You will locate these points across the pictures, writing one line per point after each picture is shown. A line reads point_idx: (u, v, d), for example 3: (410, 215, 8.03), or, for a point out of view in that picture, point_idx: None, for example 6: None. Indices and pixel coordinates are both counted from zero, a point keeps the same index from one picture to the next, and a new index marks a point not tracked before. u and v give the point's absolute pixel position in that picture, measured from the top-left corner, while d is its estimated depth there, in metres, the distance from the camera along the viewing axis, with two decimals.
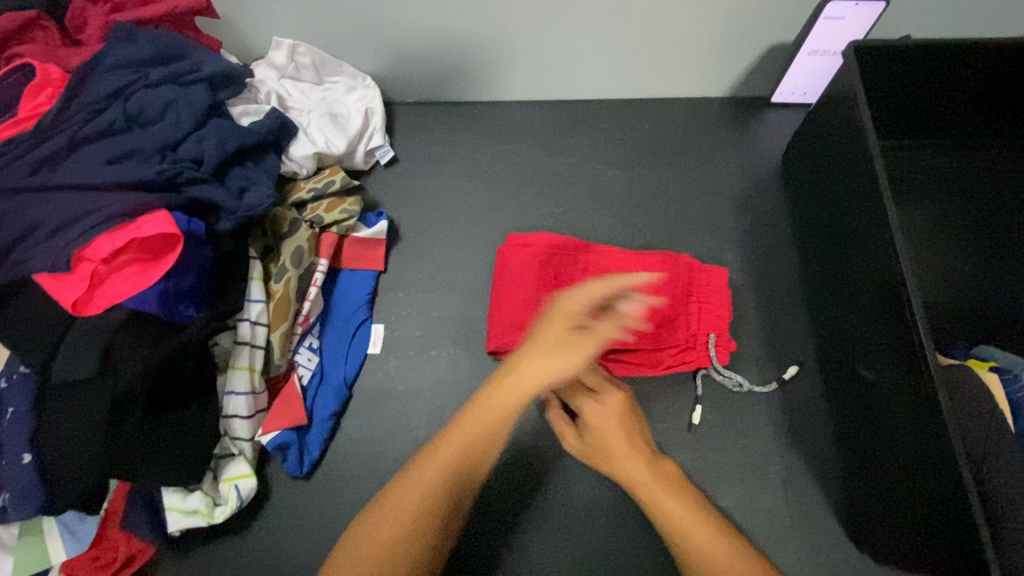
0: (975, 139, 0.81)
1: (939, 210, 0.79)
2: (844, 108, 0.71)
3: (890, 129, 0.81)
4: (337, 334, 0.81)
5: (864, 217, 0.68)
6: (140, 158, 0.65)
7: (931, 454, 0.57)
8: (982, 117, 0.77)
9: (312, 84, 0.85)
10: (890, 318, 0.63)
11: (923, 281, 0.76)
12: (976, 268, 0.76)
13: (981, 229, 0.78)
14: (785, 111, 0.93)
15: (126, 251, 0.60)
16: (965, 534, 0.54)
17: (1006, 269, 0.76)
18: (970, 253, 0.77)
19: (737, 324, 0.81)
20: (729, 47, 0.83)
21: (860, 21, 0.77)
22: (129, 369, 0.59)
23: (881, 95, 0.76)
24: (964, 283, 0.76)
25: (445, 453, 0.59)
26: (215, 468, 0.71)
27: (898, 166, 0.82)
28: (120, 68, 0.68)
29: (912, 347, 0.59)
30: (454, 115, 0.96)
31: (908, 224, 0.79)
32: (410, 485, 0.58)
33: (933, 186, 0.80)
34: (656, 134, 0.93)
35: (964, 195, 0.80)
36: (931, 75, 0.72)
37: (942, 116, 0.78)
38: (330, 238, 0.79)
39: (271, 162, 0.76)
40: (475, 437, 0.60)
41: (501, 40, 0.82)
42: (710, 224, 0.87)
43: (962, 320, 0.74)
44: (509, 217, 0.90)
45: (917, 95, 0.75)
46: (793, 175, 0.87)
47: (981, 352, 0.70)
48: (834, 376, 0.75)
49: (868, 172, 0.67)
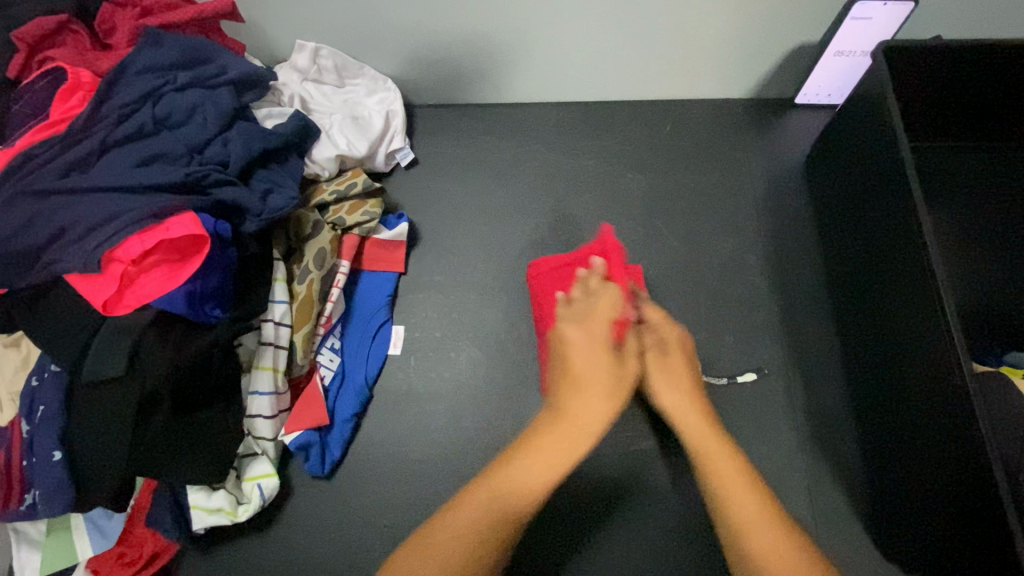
0: (1009, 140, 0.79)
1: (970, 213, 0.78)
2: (873, 109, 0.70)
3: (920, 131, 0.80)
4: (358, 335, 0.81)
5: (893, 221, 0.67)
6: (168, 160, 0.66)
7: (963, 463, 0.56)
8: (1016, 119, 0.76)
9: (334, 87, 0.86)
10: (920, 324, 0.62)
11: (955, 285, 0.75)
12: (1011, 274, 0.75)
13: (1015, 233, 0.76)
14: (808, 113, 0.92)
15: (155, 252, 0.61)
16: (998, 545, 0.53)
17: None
18: (1005, 259, 0.75)
19: (759, 328, 0.80)
20: (752, 48, 0.82)
21: (887, 21, 0.76)
22: (157, 368, 0.60)
23: (912, 95, 0.74)
24: (998, 287, 0.74)
25: (524, 478, 0.52)
26: (238, 467, 0.72)
27: (930, 169, 0.80)
28: (149, 72, 0.69)
29: (947, 357, 0.58)
30: (473, 117, 0.96)
31: (939, 227, 0.78)
32: (472, 514, 0.51)
33: (965, 189, 0.79)
34: (677, 135, 0.92)
35: (997, 198, 0.78)
36: (965, 75, 0.71)
37: (975, 117, 0.77)
38: (352, 240, 0.80)
39: (294, 164, 0.76)
40: (555, 462, 0.53)
41: (524, 42, 0.82)
42: (733, 227, 0.87)
43: (995, 326, 0.73)
44: (528, 220, 0.90)
45: (950, 95, 0.74)
46: (817, 179, 0.86)
47: (1015, 360, 0.68)
48: (860, 381, 0.74)
49: (897, 175, 0.66)
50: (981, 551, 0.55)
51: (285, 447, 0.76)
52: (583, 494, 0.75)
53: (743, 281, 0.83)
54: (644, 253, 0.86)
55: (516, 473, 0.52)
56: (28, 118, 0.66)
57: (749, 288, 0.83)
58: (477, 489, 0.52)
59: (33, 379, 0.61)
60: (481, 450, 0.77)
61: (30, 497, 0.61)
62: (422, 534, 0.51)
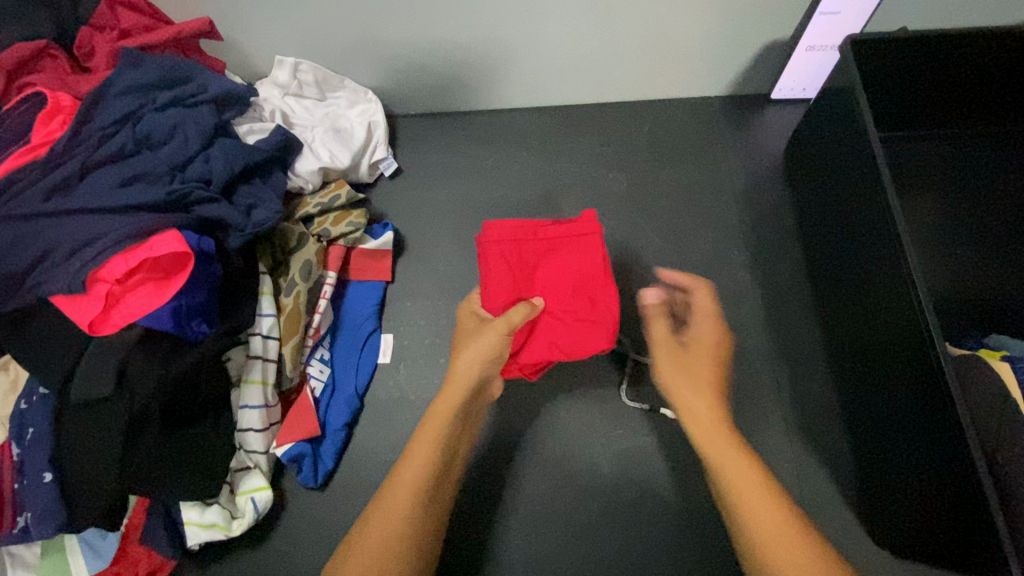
0: (978, 125, 0.81)
1: (944, 199, 0.79)
2: (843, 103, 0.71)
3: (892, 122, 0.81)
4: (347, 345, 0.82)
5: (869, 211, 0.68)
6: (150, 179, 0.66)
7: (943, 447, 0.57)
8: (984, 104, 0.77)
9: (315, 100, 0.86)
10: (897, 313, 0.63)
11: (931, 271, 0.76)
12: (984, 258, 0.76)
13: (988, 217, 0.78)
14: (785, 107, 0.94)
15: (139, 271, 0.61)
16: (982, 527, 0.53)
17: (1016, 257, 0.75)
18: (978, 244, 0.77)
19: (744, 322, 0.81)
20: (725, 47, 0.84)
21: (855, 15, 0.78)
22: (146, 386, 0.60)
23: (879, 86, 0.76)
24: (974, 271, 0.75)
25: (419, 452, 0.58)
26: (231, 482, 0.72)
27: (902, 159, 0.81)
28: (129, 92, 0.69)
29: (924, 343, 0.59)
30: (455, 124, 0.97)
31: (914, 216, 0.79)
32: (393, 488, 0.56)
33: (938, 177, 0.80)
34: (656, 135, 0.93)
35: (969, 183, 0.79)
36: (929, 63, 0.72)
37: (942, 104, 0.78)
38: (337, 251, 0.81)
39: (277, 178, 0.77)
40: (439, 433, 0.59)
41: (501, 50, 0.83)
42: (714, 222, 0.88)
43: (972, 309, 0.74)
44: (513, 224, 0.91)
45: (917, 83, 0.75)
46: (795, 171, 0.87)
47: (994, 342, 0.69)
48: (843, 371, 0.75)
49: (870, 166, 0.67)
50: (968, 534, 0.56)
51: (278, 459, 0.76)
52: (576, 493, 0.76)
53: (725, 276, 0.84)
54: (629, 252, 0.87)
55: (416, 449, 0.58)
56: (9, 143, 0.66)
57: (732, 282, 0.84)
58: (400, 466, 0.57)
59: (22, 402, 0.61)
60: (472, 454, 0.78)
61: (22, 520, 0.61)
62: (370, 512, 0.56)
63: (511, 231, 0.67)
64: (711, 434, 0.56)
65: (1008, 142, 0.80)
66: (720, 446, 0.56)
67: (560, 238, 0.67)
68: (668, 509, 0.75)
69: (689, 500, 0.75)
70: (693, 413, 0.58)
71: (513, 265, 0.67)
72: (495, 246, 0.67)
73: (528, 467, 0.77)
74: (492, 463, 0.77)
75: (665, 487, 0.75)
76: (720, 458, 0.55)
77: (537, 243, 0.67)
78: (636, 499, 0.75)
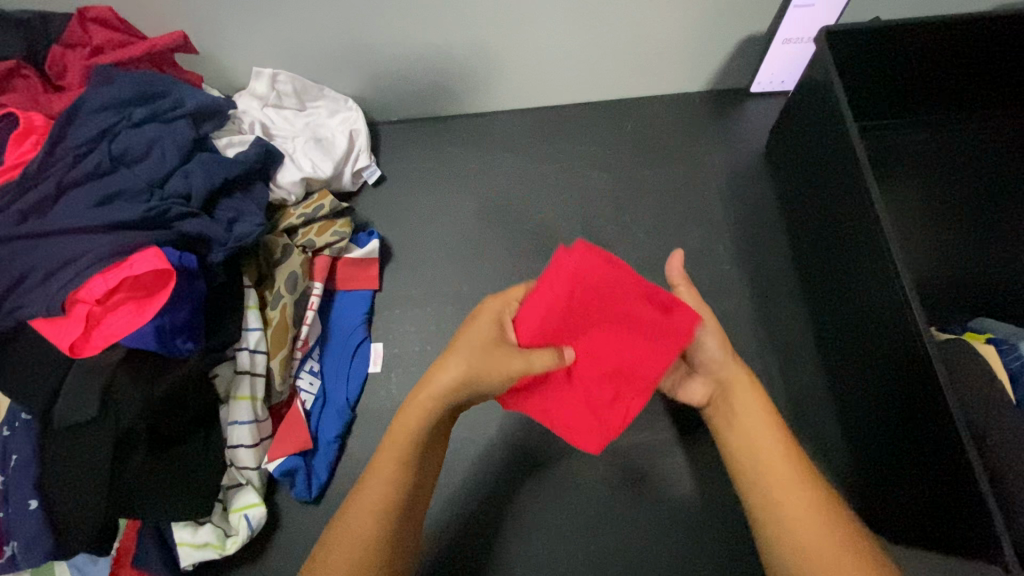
0: (953, 111, 0.81)
1: (924, 186, 0.80)
2: (822, 94, 0.71)
3: (871, 110, 0.81)
4: (337, 356, 0.81)
5: (851, 201, 0.68)
6: (128, 197, 0.65)
7: (933, 435, 0.57)
8: (958, 90, 0.78)
9: (295, 111, 0.86)
10: (882, 301, 0.63)
11: (915, 258, 0.77)
12: (962, 240, 0.77)
13: (968, 202, 0.79)
14: (765, 100, 0.94)
15: (119, 290, 0.60)
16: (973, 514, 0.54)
17: (996, 240, 0.76)
18: (957, 228, 0.78)
19: (734, 315, 0.81)
20: (703, 42, 0.84)
21: (829, 7, 0.78)
22: (131, 407, 0.59)
23: (856, 76, 0.76)
24: (956, 256, 0.76)
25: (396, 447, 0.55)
26: (224, 499, 0.71)
27: (881, 148, 0.82)
28: (104, 109, 0.68)
29: (910, 330, 0.59)
30: (438, 129, 0.97)
31: (896, 204, 0.79)
32: (371, 488, 0.54)
33: (916, 164, 0.81)
34: (639, 132, 0.94)
35: (947, 169, 0.80)
36: (904, 51, 0.72)
37: (918, 92, 0.78)
38: (324, 261, 0.80)
39: (259, 192, 0.76)
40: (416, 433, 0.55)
41: (480, 53, 0.83)
42: (700, 217, 0.88)
43: (956, 294, 0.75)
44: (500, 228, 0.90)
45: (893, 71, 0.75)
46: (777, 163, 0.87)
47: (977, 325, 0.69)
48: (833, 360, 0.75)
49: (850, 157, 0.67)
50: (955, 522, 0.57)
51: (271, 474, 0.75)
52: (573, 493, 0.76)
53: (714, 271, 0.84)
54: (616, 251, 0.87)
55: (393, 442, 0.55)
56: None
57: (722, 277, 0.84)
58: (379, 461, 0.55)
59: (4, 429, 0.60)
60: (467, 460, 0.78)
61: (9, 549, 0.60)
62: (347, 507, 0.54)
63: (598, 270, 0.54)
64: (751, 410, 0.59)
65: (982, 126, 0.81)
66: (755, 422, 0.59)
67: (645, 305, 0.55)
68: (665, 505, 0.75)
69: (686, 497, 0.75)
70: (735, 391, 0.61)
71: (569, 306, 0.55)
72: (563, 280, 0.54)
73: (523, 470, 0.77)
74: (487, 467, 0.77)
75: (663, 485, 0.75)
76: (753, 432, 0.58)
77: (613, 297, 0.55)
78: (633, 497, 0.75)
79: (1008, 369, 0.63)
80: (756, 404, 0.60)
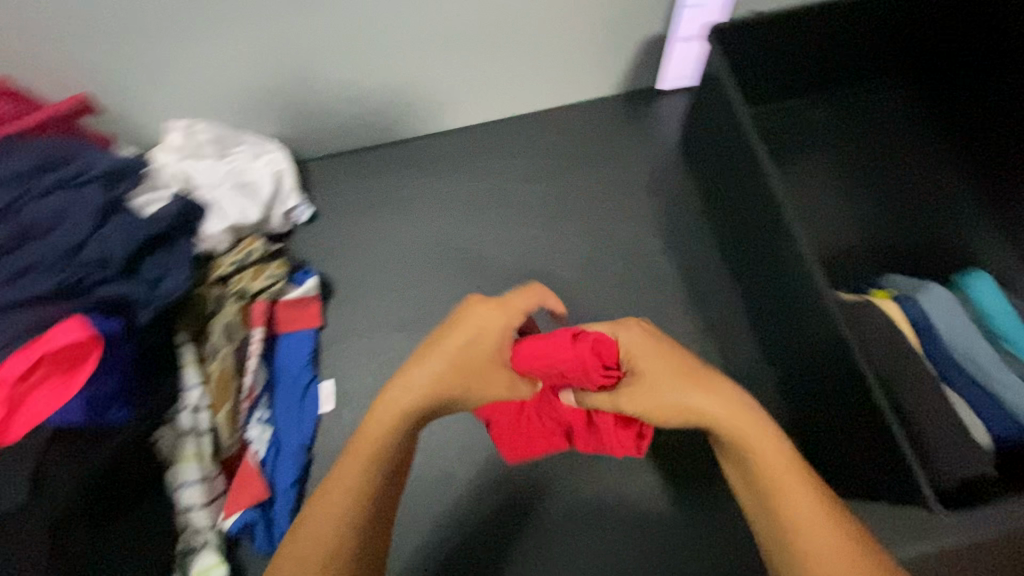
0: (836, 87, 0.87)
1: (819, 158, 0.86)
2: (719, 86, 0.75)
3: (766, 93, 0.86)
4: (286, 400, 0.79)
5: (754, 185, 0.72)
6: (40, 271, 0.63)
7: (855, 396, 0.61)
8: (836, 68, 0.84)
9: (216, 157, 0.82)
10: (794, 277, 0.67)
11: (821, 226, 0.82)
12: (858, 206, 0.83)
13: (857, 168, 0.85)
14: (676, 97, 0.98)
15: (39, 367, 0.58)
16: (897, 466, 0.58)
17: (885, 200, 0.83)
18: (853, 195, 0.83)
19: (671, 306, 0.84)
20: (609, 49, 0.88)
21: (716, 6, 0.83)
22: (63, 487, 0.57)
23: (744, 67, 0.81)
24: (856, 219, 0.82)
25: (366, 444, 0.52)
26: (181, 565, 0.69)
27: (779, 130, 0.87)
28: (4, 182, 0.66)
29: (820, 299, 0.63)
30: (365, 160, 0.97)
31: (796, 179, 0.85)
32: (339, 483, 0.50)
33: (812, 141, 0.86)
34: (561, 141, 0.97)
35: (837, 141, 0.86)
36: (781, 39, 0.78)
37: (801, 74, 0.84)
38: (261, 306, 0.79)
39: (185, 245, 0.73)
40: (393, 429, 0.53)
41: (396, 81, 0.85)
42: (628, 214, 0.91)
43: (862, 255, 0.80)
44: (440, 251, 0.91)
45: (777, 55, 0.80)
46: (693, 155, 0.92)
47: (881, 280, 0.75)
48: (766, 335, 0.78)
49: (747, 143, 0.71)
50: (881, 473, 0.61)
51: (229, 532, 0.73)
52: (539, 501, 0.76)
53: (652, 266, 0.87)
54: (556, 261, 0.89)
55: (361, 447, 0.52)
56: None
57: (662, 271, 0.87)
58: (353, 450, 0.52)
59: None
60: (431, 485, 0.77)
61: None
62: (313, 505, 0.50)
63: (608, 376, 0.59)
64: (770, 461, 0.51)
65: (863, 99, 0.88)
66: (782, 489, 0.51)
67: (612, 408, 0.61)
68: (630, 500, 0.76)
69: (649, 490, 0.76)
70: (761, 459, 0.52)
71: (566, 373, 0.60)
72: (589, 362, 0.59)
73: (488, 487, 0.77)
74: (451, 489, 0.77)
75: (628, 481, 0.77)
76: (768, 460, 0.51)
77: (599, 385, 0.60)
78: (598, 497, 0.76)
79: (912, 319, 0.67)
80: (779, 459, 0.51)
